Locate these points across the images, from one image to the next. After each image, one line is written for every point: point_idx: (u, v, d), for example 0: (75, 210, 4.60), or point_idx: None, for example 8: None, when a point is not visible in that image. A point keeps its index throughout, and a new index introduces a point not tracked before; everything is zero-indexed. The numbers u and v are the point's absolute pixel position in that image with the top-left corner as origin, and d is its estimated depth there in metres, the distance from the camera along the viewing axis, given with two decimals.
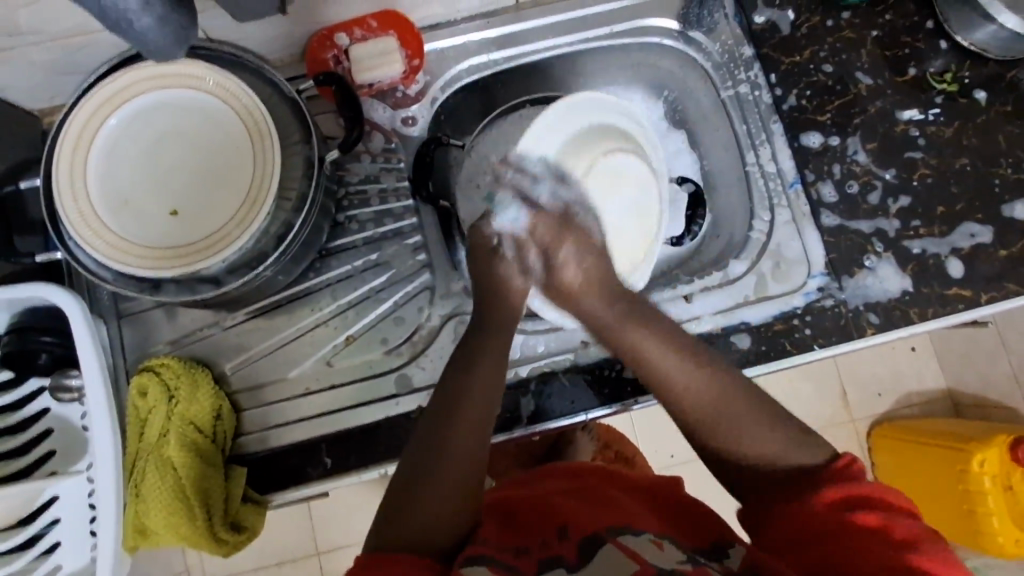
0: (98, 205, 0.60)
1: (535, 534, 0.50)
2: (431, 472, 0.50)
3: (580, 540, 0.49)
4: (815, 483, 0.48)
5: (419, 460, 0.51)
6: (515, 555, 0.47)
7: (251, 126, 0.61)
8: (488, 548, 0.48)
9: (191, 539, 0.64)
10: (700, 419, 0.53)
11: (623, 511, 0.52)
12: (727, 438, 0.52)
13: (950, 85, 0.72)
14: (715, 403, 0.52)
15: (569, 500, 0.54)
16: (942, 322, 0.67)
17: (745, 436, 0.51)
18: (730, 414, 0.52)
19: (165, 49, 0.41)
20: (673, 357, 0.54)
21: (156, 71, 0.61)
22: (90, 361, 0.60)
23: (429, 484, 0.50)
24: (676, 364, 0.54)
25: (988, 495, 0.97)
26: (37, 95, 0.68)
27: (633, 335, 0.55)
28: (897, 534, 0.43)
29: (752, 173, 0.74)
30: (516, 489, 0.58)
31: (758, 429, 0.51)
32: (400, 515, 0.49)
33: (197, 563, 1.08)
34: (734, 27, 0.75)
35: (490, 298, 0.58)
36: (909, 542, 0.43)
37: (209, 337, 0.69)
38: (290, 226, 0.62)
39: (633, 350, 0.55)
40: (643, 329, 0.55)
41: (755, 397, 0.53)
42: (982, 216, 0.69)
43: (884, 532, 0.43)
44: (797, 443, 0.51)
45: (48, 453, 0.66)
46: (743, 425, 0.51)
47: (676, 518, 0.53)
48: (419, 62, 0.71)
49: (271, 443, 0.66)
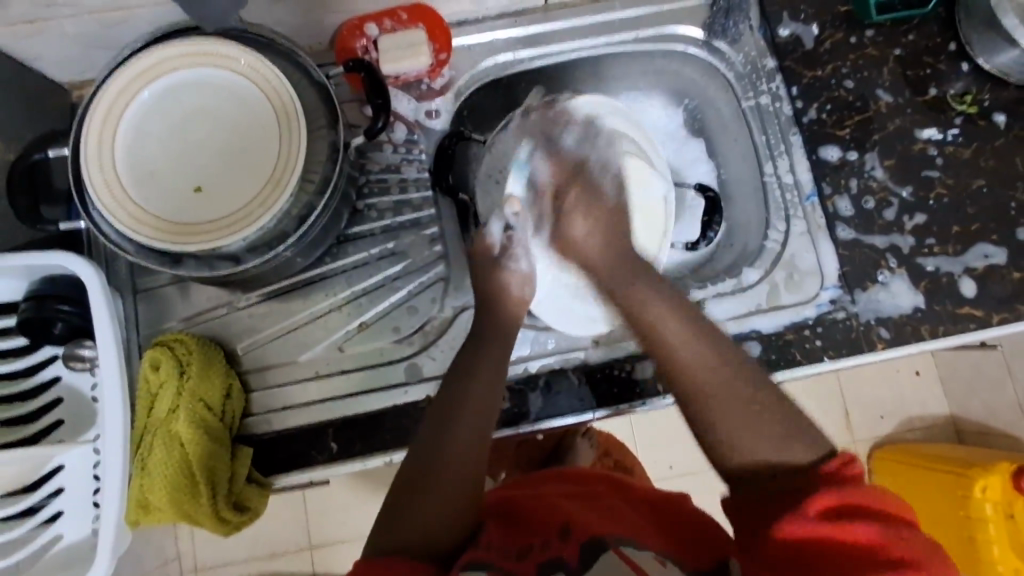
0: (123, 175, 0.61)
1: (539, 534, 0.50)
2: (438, 472, 0.50)
3: (582, 540, 0.49)
4: (809, 486, 0.46)
5: (424, 460, 0.51)
6: (517, 558, 0.48)
7: (279, 107, 0.61)
8: (489, 551, 0.48)
9: (196, 516, 0.64)
10: (698, 391, 0.51)
11: (621, 518, 0.51)
12: (725, 420, 0.49)
13: (970, 107, 0.73)
14: (708, 375, 0.51)
15: (576, 504, 0.53)
16: (952, 340, 0.67)
17: (748, 417, 0.49)
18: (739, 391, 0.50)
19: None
20: (674, 323, 0.54)
21: (190, 48, 0.62)
22: (105, 330, 0.61)
23: (442, 485, 0.50)
24: (683, 328, 0.53)
25: (989, 522, 0.96)
26: (70, 67, 0.69)
27: (633, 293, 0.57)
28: (897, 552, 0.42)
29: (769, 183, 0.74)
30: (519, 490, 0.57)
31: (760, 409, 0.50)
32: (403, 514, 0.49)
33: (190, 548, 1.09)
34: (758, 38, 0.76)
35: (488, 302, 0.63)
36: (908, 562, 0.42)
37: (220, 317, 0.70)
38: (312, 209, 0.63)
39: (636, 309, 0.56)
40: (643, 286, 0.58)
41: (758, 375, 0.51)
42: (996, 238, 0.70)
43: (884, 551, 0.42)
44: (795, 434, 0.49)
45: (57, 421, 0.66)
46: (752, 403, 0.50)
47: (671, 526, 0.52)
48: (446, 56, 0.72)
49: (275, 426, 0.67)
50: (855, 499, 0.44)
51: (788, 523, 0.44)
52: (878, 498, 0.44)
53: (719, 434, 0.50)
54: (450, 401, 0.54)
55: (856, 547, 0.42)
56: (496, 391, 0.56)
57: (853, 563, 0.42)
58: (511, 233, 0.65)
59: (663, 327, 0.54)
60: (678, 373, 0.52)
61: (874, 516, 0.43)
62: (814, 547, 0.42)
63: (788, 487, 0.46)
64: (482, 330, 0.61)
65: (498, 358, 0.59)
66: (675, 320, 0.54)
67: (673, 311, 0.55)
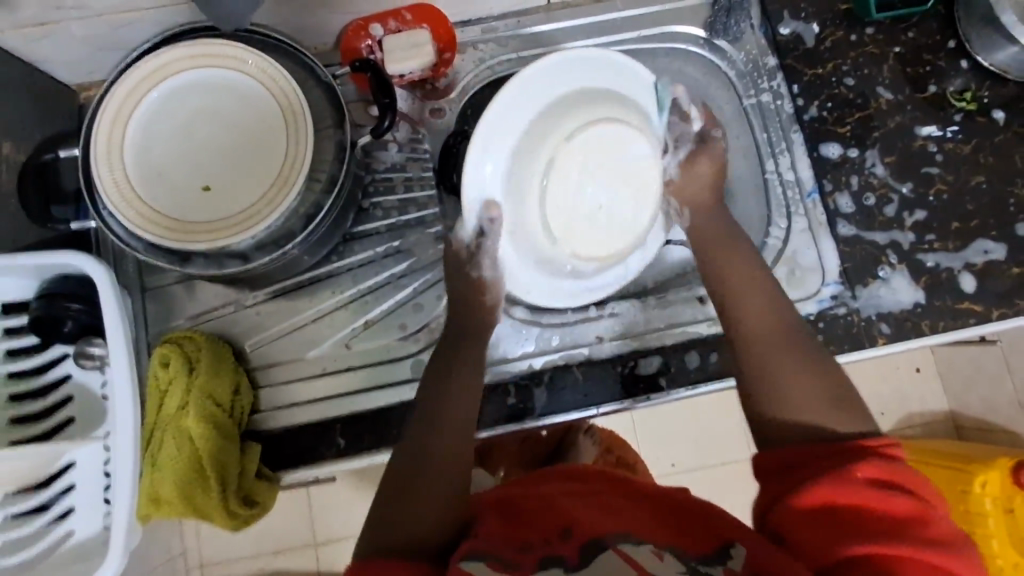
0: (133, 177, 0.61)
1: (535, 538, 0.48)
2: (427, 472, 0.52)
3: (583, 539, 0.48)
4: (851, 451, 0.47)
5: (415, 462, 0.53)
6: (517, 552, 0.47)
7: (287, 107, 0.62)
8: (489, 545, 0.48)
9: (204, 510, 0.65)
10: (764, 336, 0.56)
11: (621, 515, 0.51)
12: (778, 368, 0.53)
13: (969, 104, 0.73)
14: (775, 324, 0.57)
15: (575, 504, 0.52)
16: (952, 335, 0.68)
17: (798, 370, 0.53)
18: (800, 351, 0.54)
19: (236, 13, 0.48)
20: (763, 289, 0.59)
21: (197, 49, 0.62)
22: (115, 329, 0.62)
23: (429, 487, 0.51)
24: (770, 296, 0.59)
25: (989, 517, 0.96)
26: (77, 68, 0.69)
27: (720, 258, 0.63)
28: (934, 530, 0.43)
29: (770, 180, 0.75)
30: (517, 487, 0.56)
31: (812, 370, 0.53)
32: (393, 515, 0.50)
33: (195, 547, 1.09)
34: (759, 37, 0.77)
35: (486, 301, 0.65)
36: (944, 541, 0.42)
37: (228, 315, 0.71)
38: (319, 207, 0.63)
39: (722, 270, 0.62)
40: (730, 250, 0.63)
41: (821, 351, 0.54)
42: (996, 233, 0.70)
43: (921, 526, 0.43)
44: (842, 407, 0.51)
45: (67, 420, 0.67)
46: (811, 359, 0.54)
47: (669, 517, 0.51)
48: (450, 54, 0.73)
49: (283, 422, 0.67)
50: (895, 475, 0.45)
51: (824, 485, 0.45)
52: (914, 478, 0.45)
53: (774, 377, 0.53)
54: (432, 404, 0.57)
55: (893, 518, 0.43)
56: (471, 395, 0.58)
57: (888, 531, 0.43)
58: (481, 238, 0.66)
59: (742, 287, 0.60)
60: (749, 319, 0.57)
61: (910, 492, 0.44)
62: (848, 512, 0.44)
63: (822, 449, 0.48)
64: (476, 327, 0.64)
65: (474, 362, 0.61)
66: (761, 286, 0.60)
67: (764, 280, 0.60)
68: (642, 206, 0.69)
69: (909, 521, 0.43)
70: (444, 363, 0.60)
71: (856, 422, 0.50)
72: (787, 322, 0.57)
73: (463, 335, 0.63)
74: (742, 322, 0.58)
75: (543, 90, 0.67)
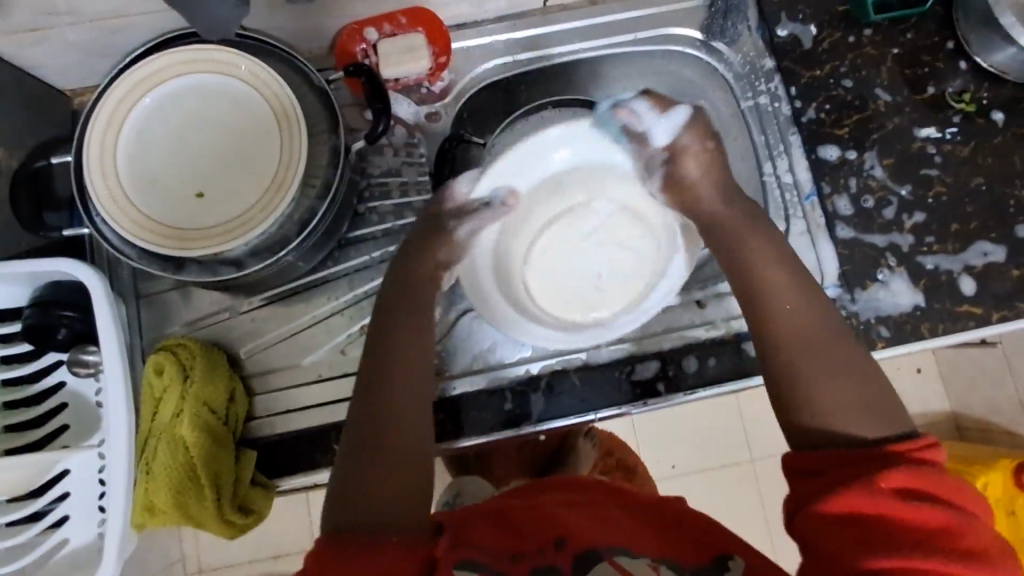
0: (126, 183, 0.61)
1: (529, 544, 0.48)
2: (387, 450, 0.50)
3: (575, 552, 0.47)
4: (885, 460, 0.45)
5: (375, 442, 0.50)
6: (511, 560, 0.46)
7: (280, 112, 0.62)
8: (483, 548, 0.46)
9: (202, 518, 0.65)
10: (796, 336, 0.53)
11: (623, 529, 0.50)
12: (809, 374, 0.51)
13: (968, 105, 0.73)
14: (806, 325, 0.53)
15: (571, 514, 0.51)
16: (952, 338, 0.68)
17: (832, 374, 0.50)
18: (832, 354, 0.51)
19: (230, 23, 0.48)
20: (792, 286, 0.55)
21: (191, 55, 0.62)
22: (110, 336, 0.62)
23: (404, 479, 0.49)
24: (800, 298, 0.55)
25: (992, 519, 0.96)
26: (71, 74, 0.69)
27: (740, 240, 0.59)
28: (965, 543, 0.41)
29: (769, 182, 0.74)
30: (515, 498, 0.55)
31: (846, 374, 0.50)
32: (361, 499, 0.47)
33: (194, 552, 1.09)
34: (757, 39, 0.76)
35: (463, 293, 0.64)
36: (975, 553, 0.40)
37: (223, 322, 0.70)
38: (314, 213, 0.63)
39: (746, 258, 0.58)
40: (753, 236, 0.59)
41: (857, 353, 0.52)
42: (995, 235, 0.70)
43: (953, 538, 0.41)
44: (879, 409, 0.49)
45: (61, 427, 0.66)
46: (844, 361, 0.51)
47: (664, 527, 0.51)
48: (446, 59, 0.72)
49: (280, 428, 0.67)
50: (926, 484, 0.43)
51: (851, 493, 0.43)
52: (946, 488, 0.43)
53: (804, 378, 0.51)
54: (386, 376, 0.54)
55: (923, 530, 0.41)
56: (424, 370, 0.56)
57: (917, 541, 0.40)
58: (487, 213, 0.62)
59: (770, 282, 0.56)
60: (779, 317, 0.54)
61: (941, 502, 0.42)
62: (876, 521, 0.41)
63: (854, 454, 0.46)
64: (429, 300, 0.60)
65: (425, 337, 0.58)
66: (791, 285, 0.55)
67: (792, 275, 0.56)
68: (647, 241, 0.68)
69: (941, 532, 0.41)
70: (385, 333, 0.57)
71: (888, 429, 0.48)
72: (822, 321, 0.53)
73: (424, 312, 0.59)
74: (772, 324, 0.54)
75: (541, 154, 0.63)
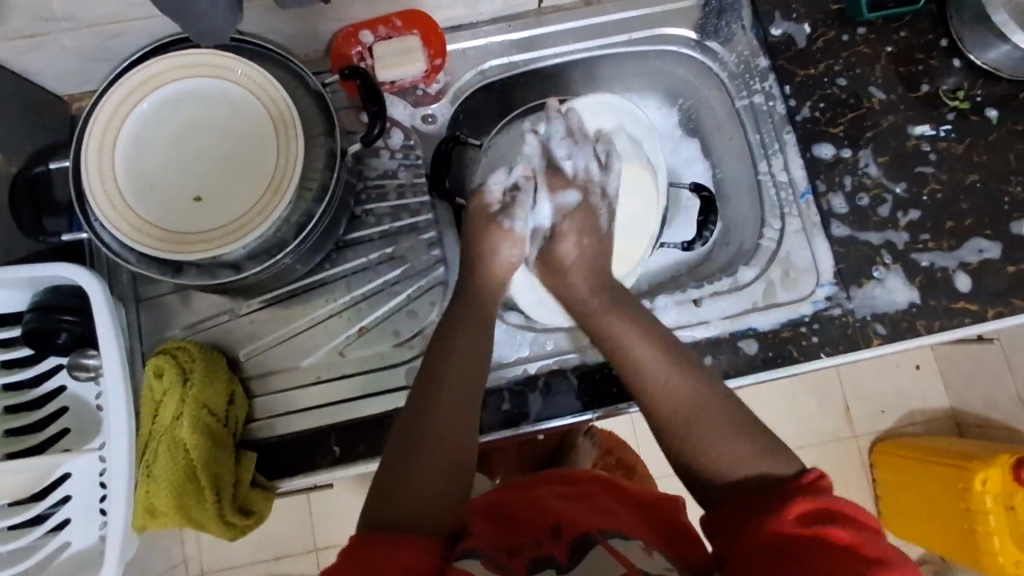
0: (125, 187, 0.61)
1: (528, 537, 0.48)
2: (424, 440, 0.51)
3: (572, 540, 0.47)
4: (785, 495, 0.46)
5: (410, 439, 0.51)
6: (508, 555, 0.46)
7: (277, 116, 0.62)
8: (483, 543, 0.47)
9: (202, 520, 0.65)
10: (676, 417, 0.53)
11: (620, 518, 0.51)
12: (700, 451, 0.51)
13: (962, 102, 0.73)
14: (680, 401, 0.53)
15: (567, 505, 0.52)
16: (947, 335, 0.68)
17: (718, 443, 0.51)
18: (713, 419, 0.52)
19: (220, 31, 0.48)
20: (658, 354, 0.56)
21: (188, 60, 0.62)
22: (110, 340, 0.62)
23: (441, 473, 0.49)
24: (668, 370, 0.55)
25: (991, 514, 0.96)
26: (69, 79, 0.69)
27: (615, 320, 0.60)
28: (868, 552, 0.42)
29: (764, 181, 0.75)
30: (513, 490, 0.56)
31: (727, 434, 0.52)
32: (386, 500, 0.48)
33: (196, 554, 1.09)
34: (751, 38, 0.77)
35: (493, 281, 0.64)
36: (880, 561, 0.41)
37: (221, 325, 0.71)
38: (311, 216, 0.63)
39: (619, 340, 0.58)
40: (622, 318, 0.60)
41: (732, 404, 0.53)
42: (990, 232, 0.70)
43: (854, 550, 0.42)
44: (768, 452, 0.51)
45: (62, 430, 0.67)
46: (716, 427, 0.52)
47: (659, 526, 0.52)
48: (441, 61, 0.72)
49: (280, 430, 0.67)
50: (827, 506, 0.44)
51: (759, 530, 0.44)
52: (851, 508, 0.44)
53: (694, 453, 0.52)
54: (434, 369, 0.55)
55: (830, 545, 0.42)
56: (479, 367, 0.56)
57: (826, 557, 0.41)
58: (515, 191, 0.65)
59: (641, 354, 0.57)
60: (659, 404, 0.54)
61: (845, 521, 0.43)
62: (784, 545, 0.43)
63: (756, 500, 0.47)
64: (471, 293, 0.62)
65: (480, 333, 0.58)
66: (660, 355, 0.56)
67: (660, 344, 0.57)
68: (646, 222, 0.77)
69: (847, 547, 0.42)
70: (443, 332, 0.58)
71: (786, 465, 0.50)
72: (693, 387, 0.54)
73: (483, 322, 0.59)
74: (654, 408, 0.54)
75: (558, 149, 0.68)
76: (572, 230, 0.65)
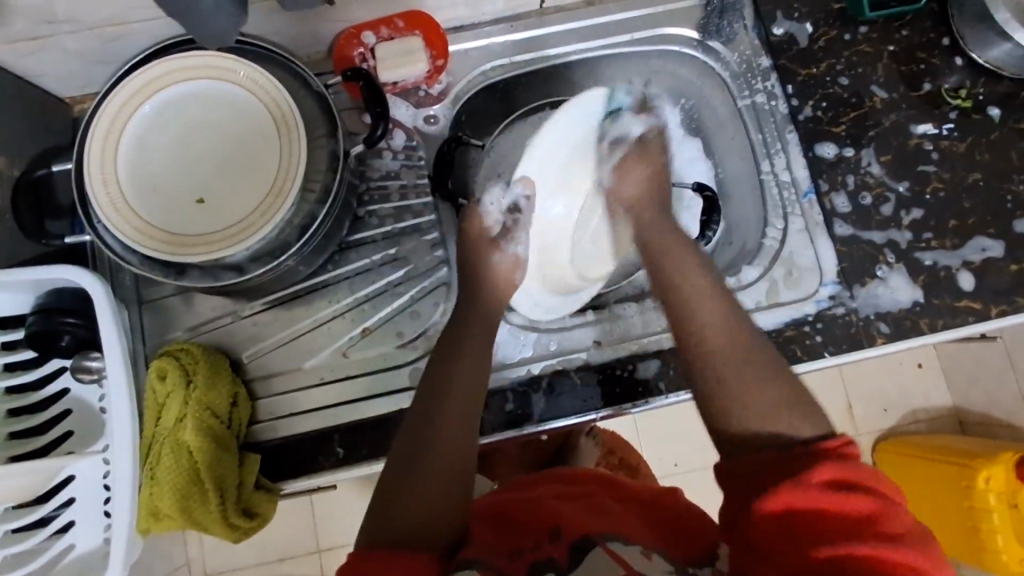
0: (128, 189, 0.61)
1: (527, 540, 0.48)
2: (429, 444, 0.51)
3: (571, 541, 0.48)
4: (813, 453, 0.44)
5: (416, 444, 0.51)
6: (508, 559, 0.46)
7: (280, 117, 0.62)
8: (483, 552, 0.47)
9: (205, 522, 0.65)
10: (712, 347, 0.53)
11: (619, 520, 0.51)
12: (732, 385, 0.50)
13: (964, 101, 0.73)
14: (720, 336, 0.54)
15: (566, 505, 0.52)
16: (951, 333, 0.68)
17: (754, 380, 0.50)
18: (746, 366, 0.51)
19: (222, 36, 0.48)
20: (706, 291, 0.57)
21: (191, 61, 0.62)
22: (113, 343, 0.62)
23: (451, 475, 0.49)
24: (714, 307, 0.55)
25: (994, 512, 0.96)
26: (71, 82, 0.69)
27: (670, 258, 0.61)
28: (887, 527, 0.41)
29: (766, 180, 0.75)
30: (513, 492, 0.56)
31: (762, 379, 0.50)
32: (388, 509, 0.47)
33: (198, 557, 1.09)
34: (753, 38, 0.77)
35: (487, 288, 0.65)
36: (899, 536, 0.40)
37: (224, 327, 0.71)
38: (314, 217, 0.63)
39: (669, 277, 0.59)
40: (677, 254, 0.61)
41: (771, 354, 0.52)
42: (993, 231, 0.70)
43: (874, 524, 0.41)
44: (800, 406, 0.49)
45: (66, 433, 0.67)
46: (755, 366, 0.51)
47: (662, 524, 0.52)
48: (443, 62, 0.72)
49: (282, 432, 0.67)
50: (851, 474, 0.43)
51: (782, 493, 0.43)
52: (875, 476, 0.43)
53: (727, 389, 0.51)
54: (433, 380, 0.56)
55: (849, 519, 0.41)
56: (478, 378, 0.57)
57: (845, 534, 0.40)
58: (515, 214, 0.68)
59: (688, 290, 0.57)
60: (699, 333, 0.54)
61: (867, 489, 0.42)
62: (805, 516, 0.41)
63: (781, 456, 0.45)
64: (472, 310, 0.63)
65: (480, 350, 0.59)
66: (705, 294, 0.57)
67: (708, 281, 0.58)
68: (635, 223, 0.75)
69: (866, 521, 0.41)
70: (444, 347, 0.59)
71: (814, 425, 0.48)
72: (733, 326, 0.54)
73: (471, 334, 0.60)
74: (693, 336, 0.54)
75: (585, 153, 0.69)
76: (630, 171, 0.69)
